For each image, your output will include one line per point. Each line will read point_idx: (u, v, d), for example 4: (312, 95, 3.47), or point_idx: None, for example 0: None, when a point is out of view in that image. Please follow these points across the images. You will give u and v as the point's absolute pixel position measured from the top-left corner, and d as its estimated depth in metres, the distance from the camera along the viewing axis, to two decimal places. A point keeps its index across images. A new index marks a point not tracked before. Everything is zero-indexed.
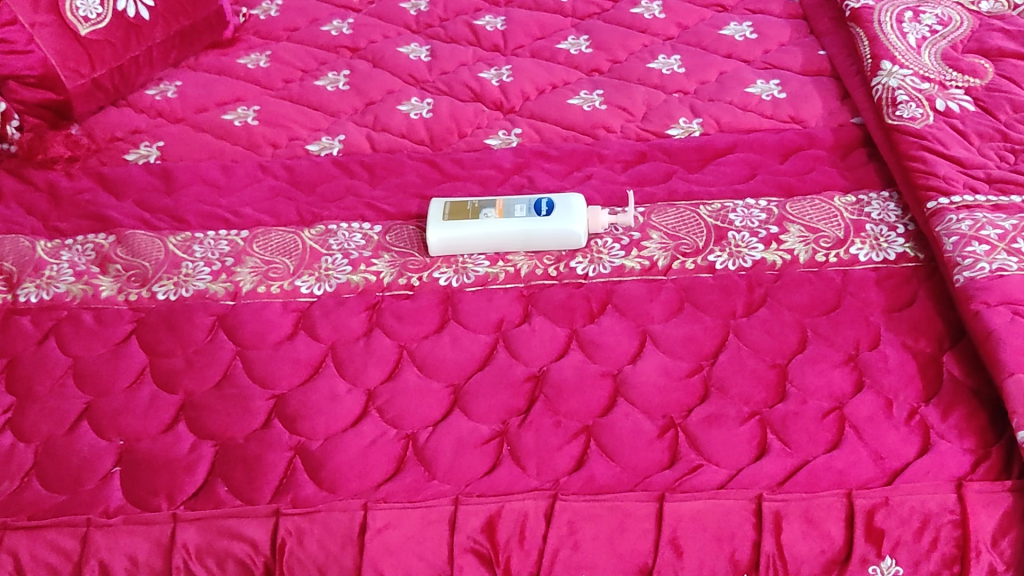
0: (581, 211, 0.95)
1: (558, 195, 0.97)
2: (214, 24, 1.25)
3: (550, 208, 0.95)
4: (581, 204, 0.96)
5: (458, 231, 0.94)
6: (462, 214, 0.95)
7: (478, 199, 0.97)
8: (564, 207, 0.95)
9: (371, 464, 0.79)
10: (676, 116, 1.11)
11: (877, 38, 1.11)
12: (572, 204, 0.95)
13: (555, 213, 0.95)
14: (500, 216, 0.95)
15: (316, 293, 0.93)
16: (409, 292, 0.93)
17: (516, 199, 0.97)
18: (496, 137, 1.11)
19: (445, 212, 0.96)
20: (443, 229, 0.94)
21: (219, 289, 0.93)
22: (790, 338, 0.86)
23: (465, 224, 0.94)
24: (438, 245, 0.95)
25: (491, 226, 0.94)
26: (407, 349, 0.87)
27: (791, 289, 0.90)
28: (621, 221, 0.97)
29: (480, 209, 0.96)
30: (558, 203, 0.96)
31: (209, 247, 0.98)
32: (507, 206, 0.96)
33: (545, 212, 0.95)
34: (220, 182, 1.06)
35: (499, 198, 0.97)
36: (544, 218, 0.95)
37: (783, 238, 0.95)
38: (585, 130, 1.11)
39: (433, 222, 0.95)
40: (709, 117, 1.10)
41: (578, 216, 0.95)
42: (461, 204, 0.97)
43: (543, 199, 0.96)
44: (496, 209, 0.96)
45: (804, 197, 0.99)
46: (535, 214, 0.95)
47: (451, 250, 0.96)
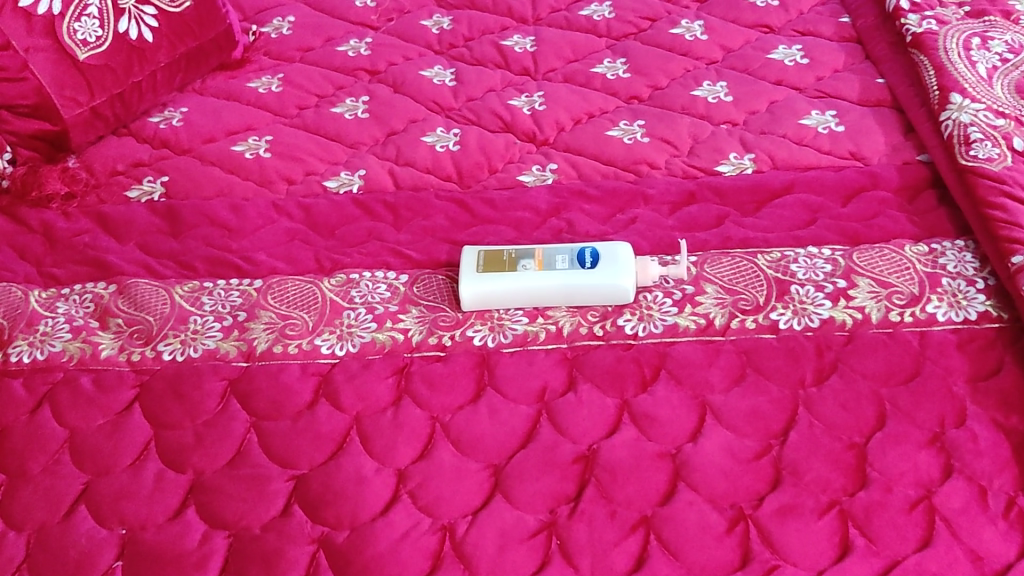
0: (629, 262, 0.87)
1: (603, 243, 0.89)
2: (223, 45, 1.16)
3: (594, 258, 0.87)
4: (629, 253, 0.87)
5: (494, 286, 0.86)
6: (498, 266, 0.87)
7: (516, 248, 0.89)
8: (610, 258, 0.87)
9: (406, 561, 0.71)
10: (726, 151, 1.02)
11: (944, 67, 1.02)
12: (619, 254, 0.87)
13: (600, 265, 0.86)
14: (540, 268, 0.87)
15: (338, 353, 0.84)
16: (440, 353, 0.84)
17: (557, 249, 0.88)
18: (530, 173, 1.02)
19: (479, 264, 0.88)
20: (477, 282, 0.86)
21: (230, 348, 0.85)
22: (867, 414, 0.77)
23: (502, 277, 0.86)
24: (472, 301, 0.87)
25: (529, 280, 0.86)
26: (439, 422, 0.79)
27: (864, 354, 0.82)
28: (673, 272, 0.88)
29: (518, 260, 0.88)
30: (603, 252, 0.87)
31: (219, 299, 0.89)
32: (547, 257, 0.88)
33: (589, 264, 0.87)
34: (230, 223, 0.98)
35: (538, 248, 0.89)
36: (588, 270, 0.86)
37: (851, 293, 0.86)
38: (627, 165, 1.02)
39: (466, 275, 0.87)
40: (762, 153, 1.01)
41: (626, 268, 0.86)
42: (497, 255, 0.89)
43: (586, 248, 0.88)
44: (536, 259, 0.87)
45: (871, 246, 0.91)
46: (578, 265, 0.87)
47: (485, 305, 0.87)
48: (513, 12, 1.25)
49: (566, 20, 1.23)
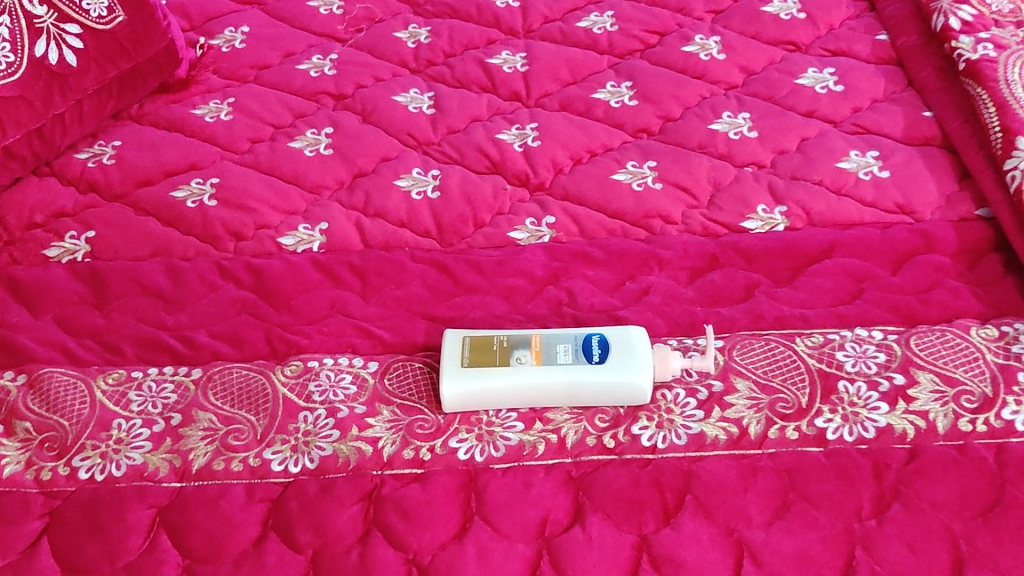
0: (645, 354, 0.72)
1: (613, 329, 0.74)
2: (163, 65, 1.00)
3: (602, 350, 0.72)
4: (644, 344, 0.73)
5: (482, 384, 0.71)
6: (487, 359, 0.72)
7: (508, 334, 0.74)
8: (622, 350, 0.72)
9: None
10: (752, 202, 0.87)
11: (1007, 103, 0.87)
12: (632, 345, 0.72)
13: (610, 359, 0.72)
14: (538, 362, 0.72)
15: (292, 472, 0.69)
16: (417, 470, 0.69)
17: (558, 336, 0.73)
18: (523, 228, 0.86)
19: (464, 356, 0.73)
20: (461, 380, 0.71)
21: (160, 464, 0.70)
22: (937, 559, 0.64)
23: (491, 374, 0.71)
24: (454, 401, 0.72)
25: (525, 378, 0.71)
26: (417, 565, 0.65)
27: (930, 476, 0.68)
28: (697, 365, 0.74)
29: (511, 351, 0.73)
30: (614, 342, 0.73)
31: (150, 396, 0.74)
32: (546, 347, 0.73)
33: (598, 359, 0.72)
34: (166, 291, 0.82)
35: (535, 334, 0.74)
36: (596, 365, 0.71)
37: (911, 392, 0.72)
38: (637, 220, 0.87)
39: (448, 370, 0.72)
40: (795, 205, 0.87)
41: (641, 362, 0.71)
42: (485, 342, 0.74)
43: (593, 336, 0.73)
44: (533, 350, 0.73)
45: (930, 328, 0.77)
46: (584, 358, 0.72)
47: (472, 406, 0.72)
48: (501, 23, 1.09)
49: (561, 32, 1.07)
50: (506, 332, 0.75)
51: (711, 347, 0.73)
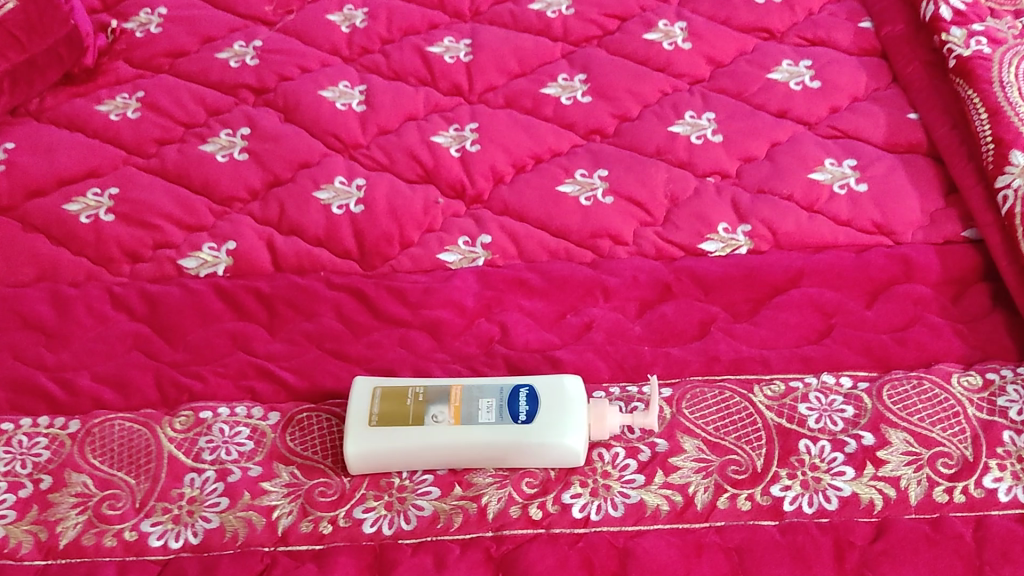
0: (578, 411, 0.63)
1: (543, 379, 0.65)
2: (65, 54, 0.89)
3: (530, 406, 0.63)
4: (578, 398, 0.64)
5: (393, 447, 0.63)
6: (398, 416, 0.63)
7: (425, 385, 0.65)
8: (551, 406, 0.63)
9: None
10: (713, 220, 0.78)
11: (1001, 109, 0.77)
12: (563, 400, 0.63)
13: (537, 417, 0.63)
14: (456, 421, 0.63)
15: (172, 548, 0.61)
16: (315, 547, 0.61)
17: (482, 388, 0.64)
18: (454, 249, 0.77)
19: (374, 412, 0.64)
20: (368, 443, 0.63)
21: (24, 539, 0.61)
22: None
23: (403, 435, 0.63)
24: (361, 465, 0.63)
25: (440, 440, 0.62)
26: None
27: (899, 557, 0.59)
28: (638, 423, 0.64)
29: (426, 406, 0.64)
30: (543, 396, 0.64)
31: (19, 453, 0.65)
32: (466, 402, 0.64)
33: (524, 418, 0.63)
34: (49, 324, 0.73)
35: (456, 384, 0.65)
36: (521, 425, 0.63)
37: (881, 454, 0.64)
38: (582, 240, 0.77)
39: (354, 430, 0.63)
40: (759, 223, 0.77)
41: (574, 421, 0.63)
42: (398, 394, 0.65)
43: (520, 388, 0.64)
44: (451, 406, 0.64)
45: (905, 375, 0.68)
46: (508, 416, 0.63)
47: (381, 468, 0.63)
48: (445, 3, 0.97)
49: (512, 15, 0.96)
50: (423, 381, 0.66)
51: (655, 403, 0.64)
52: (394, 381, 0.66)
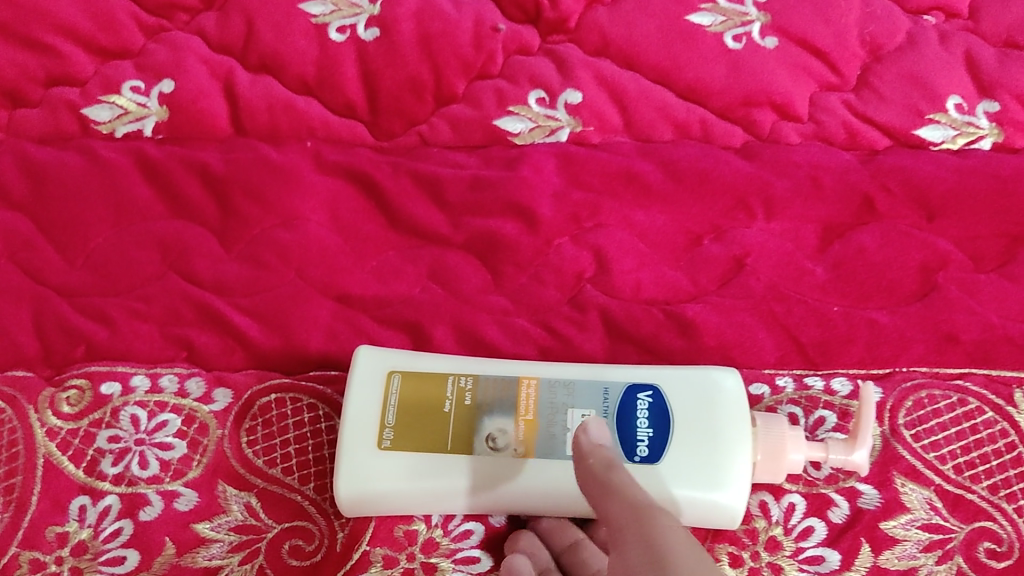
0: (738, 440, 0.37)
1: (676, 376, 0.38)
2: None
3: (656, 429, 0.37)
4: (738, 413, 0.37)
5: (418, 491, 0.37)
6: (430, 436, 0.37)
7: (476, 373, 0.39)
8: (692, 430, 0.37)
9: None
10: (939, 89, 0.49)
11: None
12: (713, 421, 0.37)
13: (669, 452, 0.37)
14: (530, 451, 0.37)
15: None
16: None
17: (574, 390, 0.38)
18: (522, 112, 0.48)
19: (387, 424, 0.38)
20: (379, 483, 0.37)
21: None
22: None
23: (438, 471, 0.37)
24: (362, 511, 0.38)
25: (501, 484, 0.37)
26: None
27: None
28: (837, 459, 0.37)
29: (477, 418, 0.38)
30: (678, 413, 0.37)
31: None
32: (547, 415, 0.37)
33: (645, 453, 0.37)
34: None
35: (527, 377, 0.38)
36: (640, 466, 0.37)
37: None
38: (728, 109, 0.48)
39: (354, 457, 0.37)
40: (1013, 99, 0.48)
41: (729, 460, 0.37)
42: (428, 390, 0.38)
43: (637, 393, 0.38)
44: (521, 423, 0.37)
45: None
46: (617, 446, 0.37)
47: (395, 513, 0.38)
48: None
49: None
50: (472, 366, 0.39)
51: (865, 432, 0.36)
52: (420, 358, 0.40)
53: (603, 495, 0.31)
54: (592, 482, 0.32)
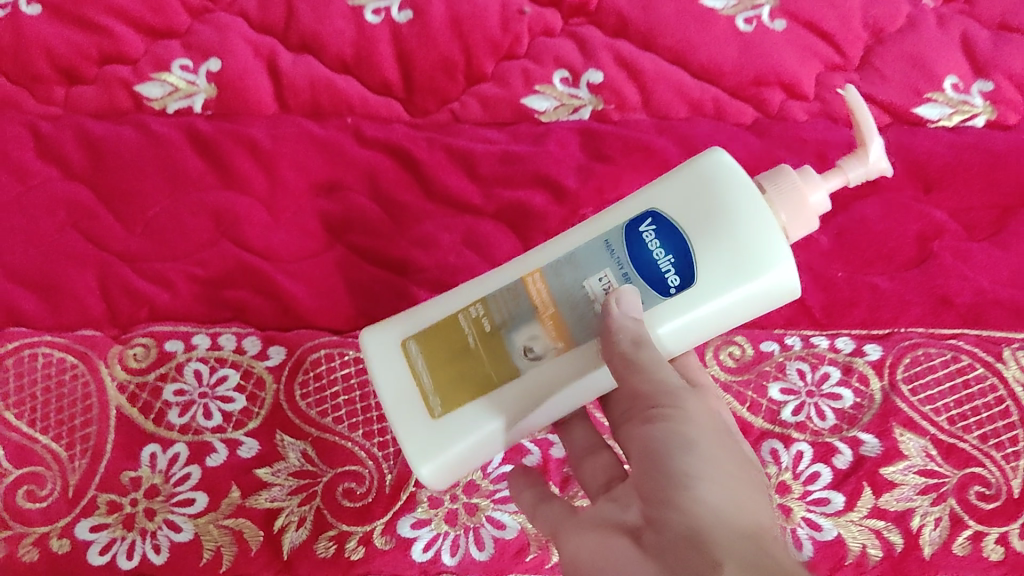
0: (754, 210, 0.36)
1: (663, 192, 0.37)
2: None
3: (675, 254, 0.36)
4: (740, 182, 0.36)
5: (484, 432, 0.37)
6: (468, 376, 0.37)
7: (479, 295, 0.38)
8: (714, 232, 0.36)
9: None
10: (936, 69, 0.52)
11: None
12: (726, 213, 0.36)
13: (698, 266, 0.36)
14: (568, 342, 0.37)
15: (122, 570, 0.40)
16: None
17: (581, 264, 0.37)
18: (548, 91, 0.51)
19: (427, 392, 0.37)
20: (446, 448, 0.37)
21: None
22: None
23: (491, 405, 0.37)
24: (441, 477, 0.38)
25: (558, 385, 0.37)
26: None
27: None
28: (858, 175, 0.38)
29: (504, 336, 0.37)
30: (686, 222, 0.36)
31: None
32: (566, 297, 0.37)
33: (679, 284, 0.36)
34: None
35: (528, 273, 0.37)
36: (681, 296, 0.36)
37: None
38: (740, 88, 0.52)
39: (412, 433, 0.37)
40: (1006, 80, 0.52)
41: (758, 230, 0.36)
42: (445, 338, 0.38)
43: (638, 229, 0.36)
44: (548, 317, 0.37)
45: None
46: (647, 291, 0.36)
47: (466, 465, 0.38)
48: None
49: None
50: (470, 293, 0.38)
51: (871, 138, 0.37)
52: (422, 310, 0.39)
53: (631, 371, 0.34)
54: (619, 360, 0.34)
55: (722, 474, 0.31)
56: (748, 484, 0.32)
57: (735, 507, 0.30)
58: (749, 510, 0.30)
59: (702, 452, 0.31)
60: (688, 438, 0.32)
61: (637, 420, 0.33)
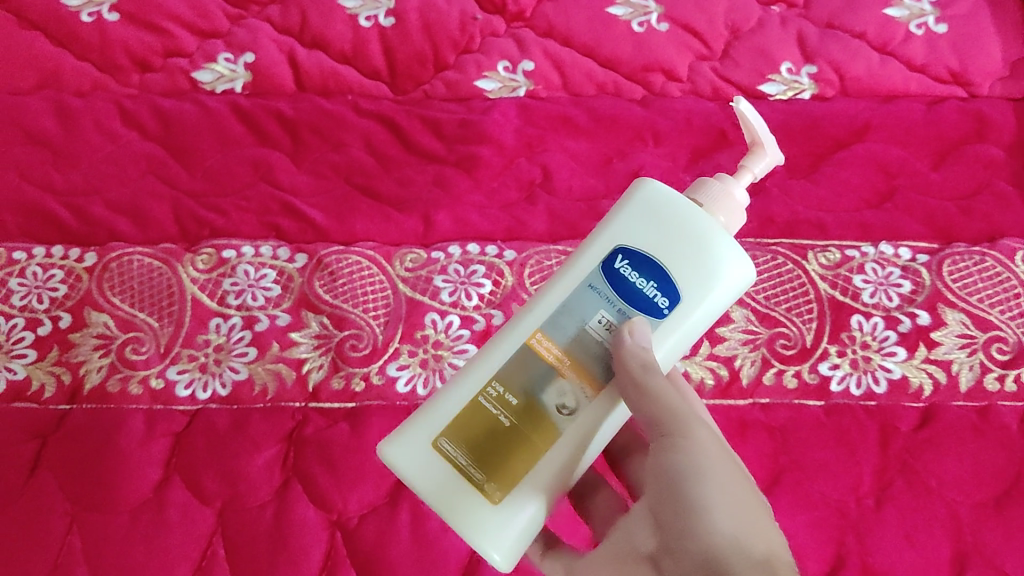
0: (700, 222, 0.48)
1: (624, 230, 0.48)
2: None
3: (655, 279, 0.47)
4: (679, 204, 0.49)
5: (542, 484, 0.47)
6: (512, 446, 0.47)
7: (494, 373, 0.48)
8: (678, 252, 0.48)
9: None
10: (776, 58, 0.71)
11: None
12: (684, 233, 0.48)
13: (677, 284, 0.47)
14: (589, 385, 0.48)
15: (199, 399, 0.59)
16: (349, 404, 0.59)
17: (581, 316, 0.48)
18: (493, 76, 0.71)
19: (482, 481, 0.47)
20: (511, 522, 0.47)
21: (46, 380, 0.59)
22: (937, 555, 0.55)
23: (539, 467, 0.47)
24: (515, 550, 0.47)
25: (593, 424, 0.48)
26: (342, 529, 0.56)
27: (943, 447, 0.58)
28: (762, 165, 0.52)
29: (532, 398, 0.48)
30: (651, 251, 0.48)
31: (34, 286, 0.62)
32: (571, 345, 0.48)
33: (670, 304, 0.47)
34: (56, 140, 0.67)
35: (531, 335, 0.48)
36: (674, 313, 0.47)
37: (936, 336, 0.61)
38: (633, 74, 0.71)
39: (481, 521, 0.47)
40: (827, 65, 0.71)
41: (710, 239, 0.48)
42: (477, 423, 0.48)
43: (615, 266, 0.48)
44: (570, 369, 0.48)
45: (967, 248, 0.65)
46: (648, 319, 0.47)
47: (529, 533, 0.48)
48: None
49: None
50: (484, 373, 0.48)
51: (761, 135, 0.51)
52: (436, 410, 0.49)
53: (642, 398, 0.46)
54: (630, 392, 0.46)
55: (724, 485, 0.43)
56: (747, 501, 0.43)
57: (736, 529, 0.41)
58: (753, 538, 0.41)
59: (710, 478, 0.43)
60: (694, 463, 0.44)
61: (657, 447, 0.45)
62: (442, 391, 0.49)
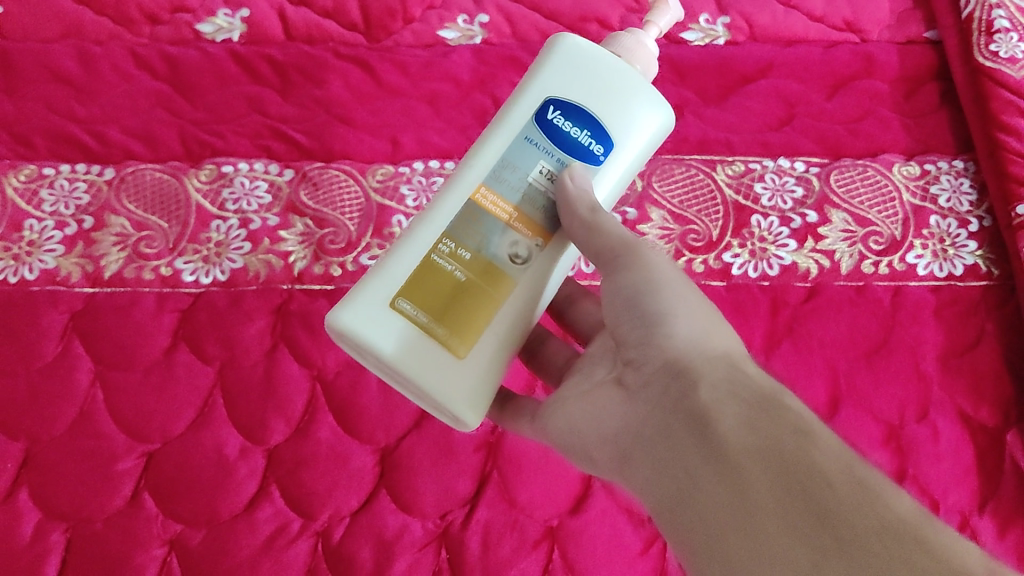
0: (620, 72, 0.54)
1: (552, 85, 0.54)
2: None
3: (587, 127, 0.53)
4: (599, 57, 0.55)
5: (499, 328, 0.53)
6: (471, 298, 0.52)
7: (443, 232, 0.53)
8: (604, 100, 0.54)
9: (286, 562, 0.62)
10: (695, 10, 0.83)
11: None
12: (607, 83, 0.54)
13: (608, 130, 0.54)
14: (535, 233, 0.53)
15: (202, 283, 0.70)
16: (327, 286, 0.70)
17: (524, 167, 0.53)
18: (453, 27, 0.83)
19: (448, 338, 0.52)
20: (477, 368, 0.52)
21: (73, 269, 0.70)
22: (817, 400, 0.66)
23: (498, 316, 0.53)
24: (483, 395, 0.53)
25: (540, 270, 0.54)
26: (321, 383, 0.67)
27: (824, 315, 0.69)
28: (665, 19, 0.59)
29: (484, 253, 0.53)
30: (580, 101, 0.54)
31: (62, 195, 0.73)
32: (516, 197, 0.53)
33: (605, 149, 0.54)
34: (78, 80, 0.78)
35: (475, 191, 0.53)
36: (609, 158, 0.54)
37: (822, 231, 0.73)
38: (573, 24, 0.83)
39: (451, 372, 0.52)
40: (738, 16, 0.83)
41: (630, 85, 0.54)
42: (432, 278, 0.52)
43: (549, 119, 0.53)
44: (519, 218, 0.53)
45: (852, 161, 0.76)
46: (587, 164, 0.53)
47: (492, 377, 0.54)
48: None
49: None
50: (434, 235, 0.53)
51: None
52: (391, 272, 0.52)
53: (594, 235, 0.51)
54: (580, 231, 0.52)
55: (680, 297, 0.50)
56: (698, 310, 0.50)
57: (693, 333, 0.48)
58: (711, 341, 0.48)
59: (667, 291, 0.50)
60: (652, 280, 0.51)
61: (612, 271, 0.52)
62: (393, 253, 0.53)
